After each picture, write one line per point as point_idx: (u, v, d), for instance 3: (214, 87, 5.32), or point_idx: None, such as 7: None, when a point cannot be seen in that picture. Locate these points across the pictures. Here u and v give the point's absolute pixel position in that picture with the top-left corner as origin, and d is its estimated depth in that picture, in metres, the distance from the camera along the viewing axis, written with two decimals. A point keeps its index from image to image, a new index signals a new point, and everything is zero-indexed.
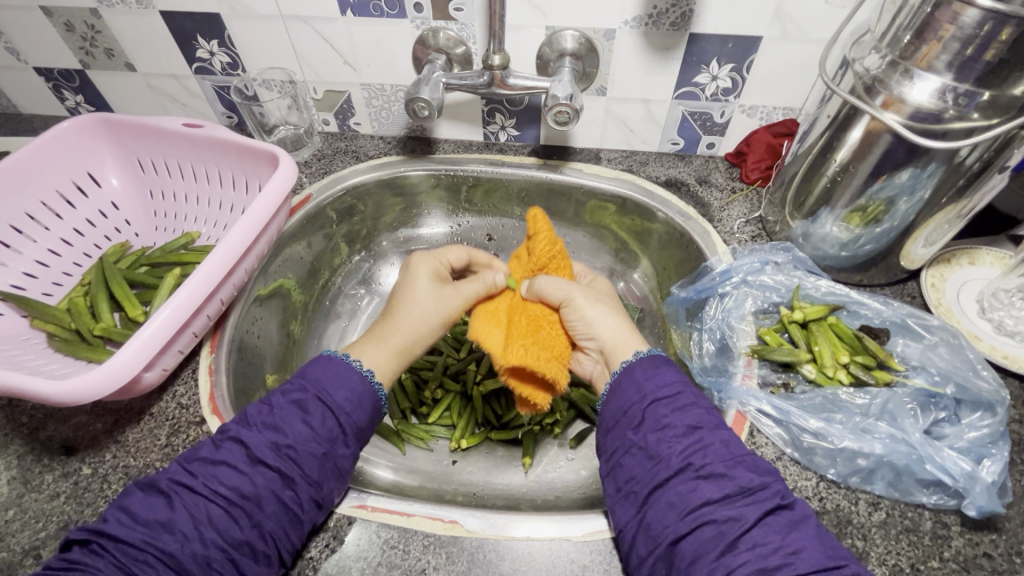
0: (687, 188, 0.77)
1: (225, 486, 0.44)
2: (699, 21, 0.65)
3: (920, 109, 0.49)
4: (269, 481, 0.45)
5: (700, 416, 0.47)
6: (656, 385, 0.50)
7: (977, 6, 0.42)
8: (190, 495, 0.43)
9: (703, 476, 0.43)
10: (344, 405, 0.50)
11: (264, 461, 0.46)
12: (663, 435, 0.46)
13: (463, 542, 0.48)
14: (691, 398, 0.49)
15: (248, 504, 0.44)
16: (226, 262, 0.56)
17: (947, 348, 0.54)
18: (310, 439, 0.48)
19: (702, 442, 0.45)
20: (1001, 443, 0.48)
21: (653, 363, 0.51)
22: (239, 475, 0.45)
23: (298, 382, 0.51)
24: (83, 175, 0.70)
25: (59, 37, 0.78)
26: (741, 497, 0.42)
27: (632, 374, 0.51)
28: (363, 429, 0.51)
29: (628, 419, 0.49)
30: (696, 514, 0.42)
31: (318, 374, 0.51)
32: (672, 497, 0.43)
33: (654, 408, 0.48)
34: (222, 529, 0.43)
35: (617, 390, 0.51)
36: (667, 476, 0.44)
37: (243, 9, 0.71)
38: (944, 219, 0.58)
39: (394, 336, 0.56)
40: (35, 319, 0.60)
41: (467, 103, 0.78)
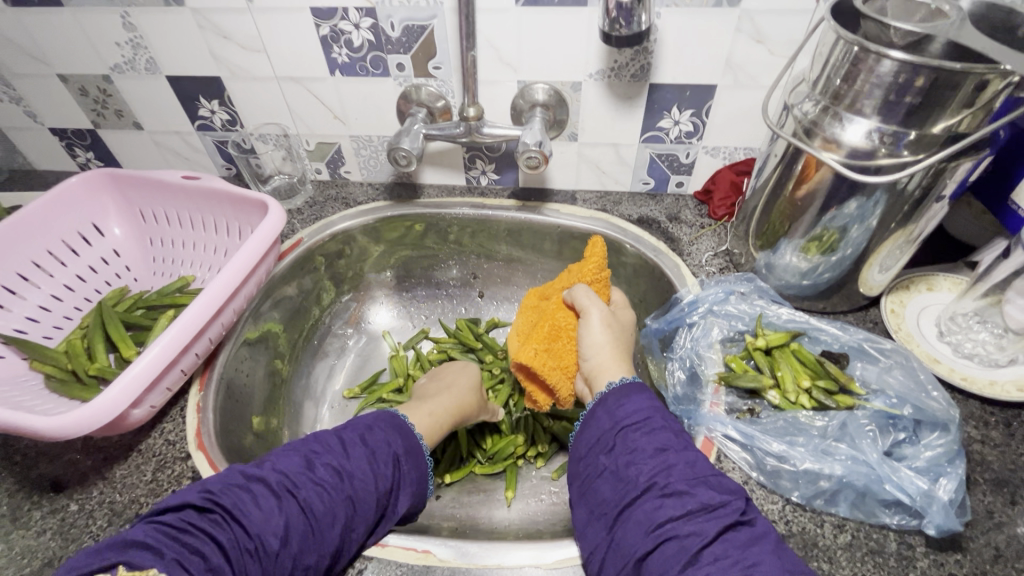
0: (658, 225, 0.81)
1: (305, 505, 0.46)
2: (656, 72, 0.70)
3: (855, 148, 0.53)
4: (343, 511, 0.47)
5: (667, 439, 0.48)
6: (626, 412, 0.51)
7: (890, 57, 0.47)
8: (274, 500, 0.46)
9: (668, 494, 0.45)
10: (415, 469, 0.54)
11: (348, 491, 0.48)
12: (632, 458, 0.48)
13: (435, 571, 0.49)
14: (658, 422, 0.50)
15: (318, 524, 0.46)
16: (214, 303, 0.60)
17: (902, 370, 0.56)
18: (383, 490, 0.51)
19: (667, 464, 0.46)
20: (957, 461, 0.49)
21: (624, 391, 0.53)
22: (326, 501, 0.47)
23: (394, 432, 0.54)
24: (88, 225, 0.75)
25: (74, 101, 0.85)
26: (702, 513, 0.43)
27: (606, 404, 0.53)
28: (417, 487, 0.54)
29: (600, 445, 0.50)
30: (662, 530, 0.43)
31: (407, 431, 0.56)
32: (640, 515, 0.44)
33: (623, 434, 0.50)
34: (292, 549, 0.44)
35: (592, 420, 0.53)
36: (635, 496, 0.46)
37: (241, 72, 0.78)
38: (895, 245, 0.61)
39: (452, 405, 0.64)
40: (33, 361, 0.63)
41: (448, 151, 0.84)
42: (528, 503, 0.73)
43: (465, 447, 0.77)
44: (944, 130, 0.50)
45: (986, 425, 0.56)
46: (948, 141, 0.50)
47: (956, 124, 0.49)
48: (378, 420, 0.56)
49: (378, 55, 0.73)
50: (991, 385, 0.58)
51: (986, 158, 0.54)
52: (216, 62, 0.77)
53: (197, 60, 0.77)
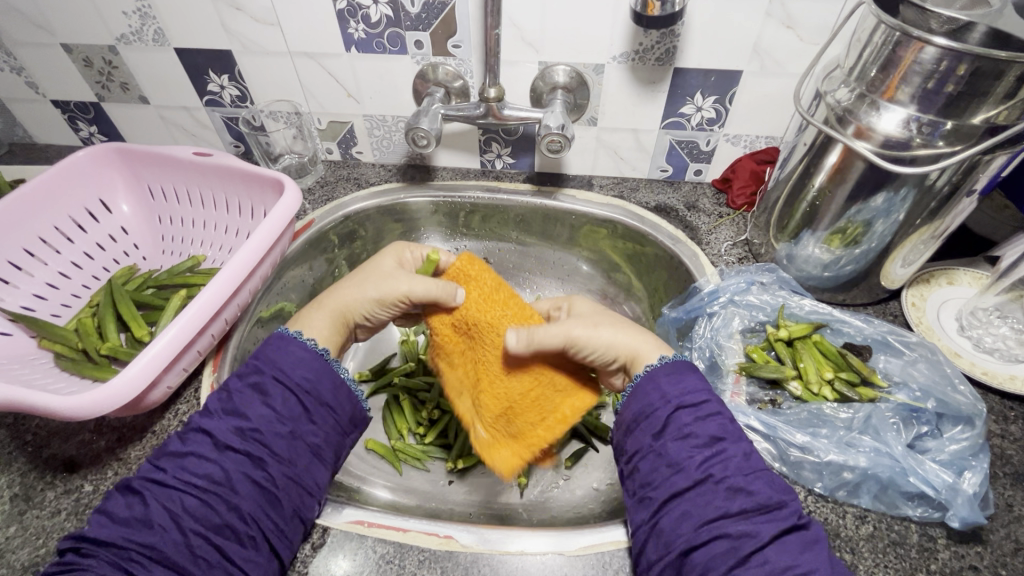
0: (676, 213, 0.80)
1: (195, 475, 0.46)
2: (682, 56, 0.69)
3: (889, 137, 0.52)
4: (238, 463, 0.47)
5: (722, 427, 0.46)
6: (681, 390, 0.49)
7: (933, 44, 0.46)
8: (162, 488, 0.45)
9: (722, 488, 0.43)
10: (303, 382, 0.52)
11: (231, 446, 0.48)
12: (684, 444, 0.46)
13: (458, 556, 0.49)
14: (715, 408, 0.48)
15: (217, 488, 0.46)
16: (231, 284, 0.58)
17: (926, 363, 0.56)
18: (273, 419, 0.50)
19: (723, 454, 0.45)
20: (981, 455, 0.50)
21: (676, 369, 0.50)
22: (207, 463, 0.47)
23: (253, 363, 0.53)
24: (94, 201, 0.73)
25: (77, 73, 0.83)
26: (758, 513, 0.42)
27: (655, 379, 0.50)
28: (329, 405, 0.53)
29: (648, 424, 0.48)
30: (712, 526, 0.42)
31: (273, 355, 0.53)
32: (689, 507, 0.43)
33: (677, 414, 0.47)
34: (199, 517, 0.44)
35: (638, 396, 0.50)
36: (684, 486, 0.44)
37: (253, 46, 0.76)
38: (920, 241, 0.61)
39: (335, 311, 0.60)
40: (44, 339, 0.62)
41: (464, 133, 0.82)
42: (541, 491, 0.72)
43: None
44: (983, 121, 0.49)
45: (1006, 419, 0.56)
46: (986, 132, 0.49)
47: (996, 116, 0.48)
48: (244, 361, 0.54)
49: (396, 32, 0.71)
50: (1011, 379, 0.58)
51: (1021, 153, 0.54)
52: (227, 35, 0.75)
53: (207, 32, 0.75)
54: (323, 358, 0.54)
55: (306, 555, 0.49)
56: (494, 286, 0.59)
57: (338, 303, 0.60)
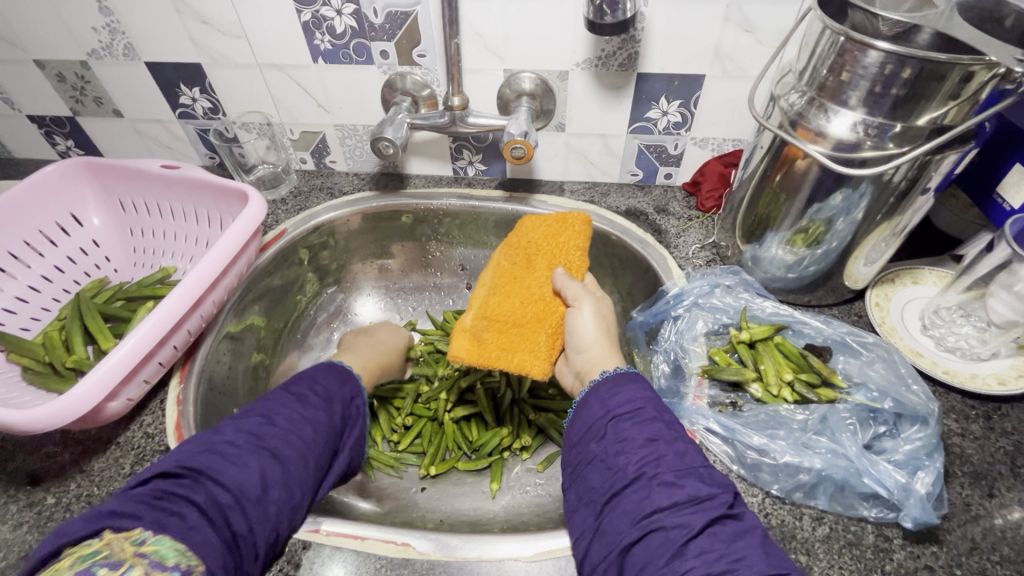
0: (645, 217, 0.80)
1: (263, 441, 0.48)
2: (644, 62, 0.70)
3: (840, 140, 0.53)
4: (297, 441, 0.50)
5: (657, 429, 0.47)
6: (620, 400, 0.49)
7: (875, 48, 0.47)
8: (235, 447, 0.46)
9: (658, 484, 0.43)
10: (339, 390, 0.58)
11: (289, 426, 0.50)
12: (622, 447, 0.46)
13: (415, 564, 0.50)
14: (650, 413, 0.48)
15: (284, 458, 0.48)
16: (193, 295, 0.59)
17: (883, 363, 0.56)
18: (318, 413, 0.53)
19: (657, 454, 0.45)
20: (936, 454, 0.50)
21: (618, 380, 0.51)
22: (271, 435, 0.49)
23: (299, 368, 0.57)
24: (65, 215, 0.74)
25: (51, 88, 0.83)
26: (689, 506, 0.42)
27: (599, 393, 0.51)
28: (352, 414, 0.58)
29: (591, 434, 0.49)
30: (648, 521, 0.42)
31: (313, 365, 0.59)
32: (627, 505, 0.43)
33: (615, 422, 0.48)
34: (269, 478, 0.46)
35: (585, 407, 0.51)
36: (623, 485, 0.44)
37: (222, 59, 0.76)
38: (880, 238, 0.61)
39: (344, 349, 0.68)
40: (11, 353, 0.62)
41: (434, 141, 0.83)
42: (513, 497, 0.72)
43: (451, 439, 0.78)
44: (929, 122, 0.49)
45: (967, 417, 0.56)
46: (934, 133, 0.50)
47: (942, 117, 0.49)
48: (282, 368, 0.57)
49: (361, 42, 0.72)
50: (972, 378, 0.59)
51: (972, 153, 0.54)
52: (196, 48, 0.75)
53: (176, 46, 0.75)
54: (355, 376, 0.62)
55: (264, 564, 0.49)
56: (578, 260, 0.66)
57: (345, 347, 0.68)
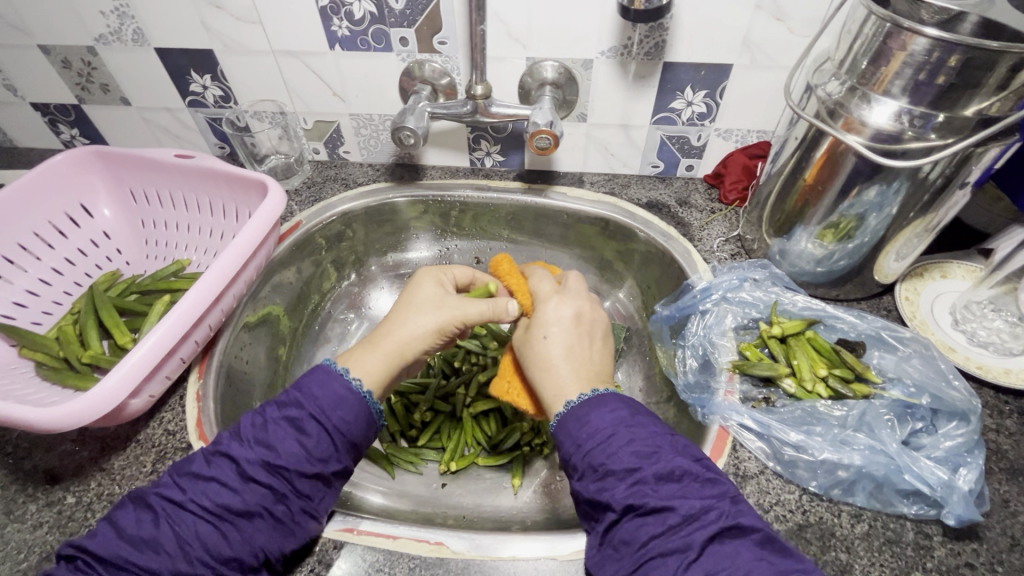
0: (667, 210, 0.79)
1: (215, 503, 0.45)
2: (671, 50, 0.68)
3: (880, 130, 0.52)
4: (260, 497, 0.46)
5: (636, 454, 0.44)
6: (586, 432, 0.46)
7: (924, 35, 0.45)
8: (178, 511, 0.44)
9: (646, 512, 0.42)
10: (340, 424, 0.49)
11: (255, 480, 0.46)
12: (605, 481, 0.44)
13: (449, 563, 0.49)
14: (625, 437, 0.45)
15: (237, 521, 0.45)
16: (215, 289, 0.57)
17: (921, 359, 0.56)
18: (303, 459, 0.47)
19: (639, 485, 0.43)
20: (976, 451, 0.49)
21: (584, 408, 0.48)
22: (228, 492, 0.45)
23: (294, 396, 0.50)
24: (75, 206, 0.72)
25: (56, 74, 0.81)
26: (686, 526, 0.41)
27: (565, 427, 0.48)
28: (358, 445, 0.51)
29: (570, 469, 0.47)
30: (646, 549, 0.41)
31: (313, 390, 0.50)
32: (624, 535, 0.42)
33: (589, 456, 0.45)
34: (210, 545, 0.43)
35: (558, 444, 0.48)
36: (615, 517, 0.43)
37: (235, 45, 0.74)
38: (913, 234, 0.60)
39: (393, 355, 0.53)
40: (24, 348, 0.60)
41: (452, 131, 0.81)
42: (535, 493, 0.71)
43: (470, 434, 0.76)
44: (976, 113, 0.48)
45: (1001, 414, 0.56)
46: (979, 124, 0.49)
47: (988, 108, 0.48)
48: (288, 396, 0.50)
49: (380, 28, 0.70)
50: (1006, 373, 0.58)
51: (1014, 145, 0.53)
52: (208, 34, 0.73)
53: (188, 31, 0.73)
54: (363, 399, 0.51)
55: (298, 565, 0.48)
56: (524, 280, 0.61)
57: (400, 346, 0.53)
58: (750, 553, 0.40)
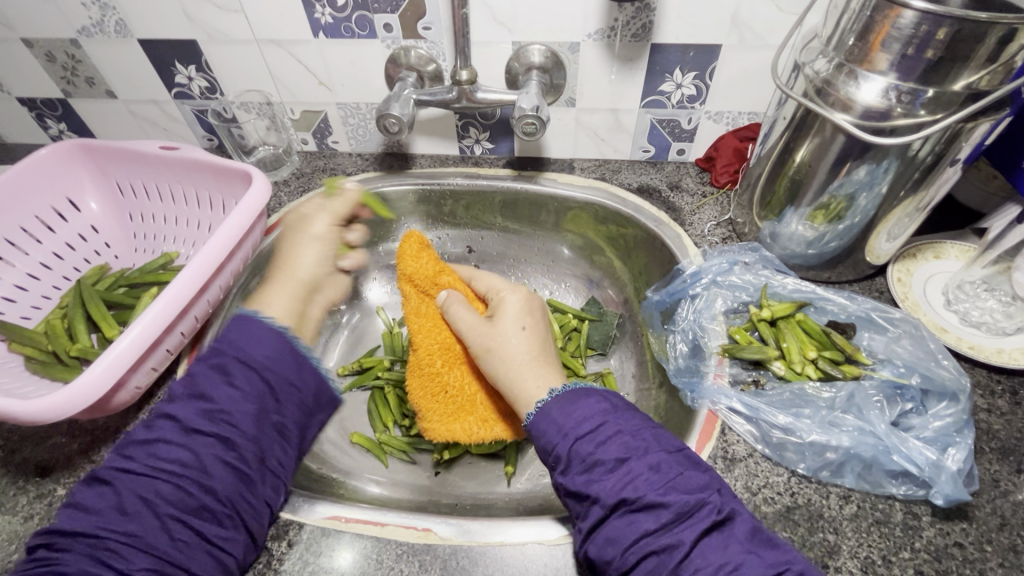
0: (658, 194, 0.78)
1: (166, 460, 0.44)
2: (659, 31, 0.67)
3: (869, 108, 0.51)
4: (210, 446, 0.46)
5: (625, 446, 0.45)
6: (575, 420, 0.47)
7: (911, 8, 0.44)
8: (131, 477, 0.44)
9: (636, 508, 0.42)
10: (265, 359, 0.50)
11: (200, 430, 0.46)
12: (591, 475, 0.44)
13: (436, 549, 0.49)
14: (613, 428, 0.46)
15: (193, 472, 0.44)
16: (199, 280, 0.57)
17: (910, 339, 0.55)
18: (242, 400, 0.48)
19: (630, 475, 0.43)
20: (966, 431, 0.49)
21: (570, 397, 0.49)
22: (177, 448, 0.45)
23: (215, 345, 0.51)
24: (62, 200, 0.72)
25: (41, 69, 0.80)
26: (678, 522, 0.41)
27: (549, 414, 0.48)
28: (295, 381, 0.52)
29: (557, 463, 0.47)
30: (639, 545, 0.41)
31: (234, 334, 0.51)
32: (610, 533, 0.42)
33: (577, 447, 0.46)
34: (173, 501, 0.43)
35: (539, 435, 0.48)
36: (602, 515, 0.43)
37: (218, 35, 0.73)
38: (904, 214, 0.59)
39: (287, 283, 0.58)
40: (12, 342, 0.60)
41: (440, 118, 0.80)
42: (527, 480, 0.72)
43: None
44: (964, 88, 0.47)
45: (993, 393, 0.55)
46: (967, 99, 0.48)
47: (977, 82, 0.47)
48: (214, 349, 0.51)
49: (363, 15, 0.69)
50: (998, 353, 0.57)
51: (1005, 120, 0.52)
52: (191, 24, 0.72)
53: (170, 22, 0.72)
54: (283, 335, 0.53)
55: (283, 552, 0.48)
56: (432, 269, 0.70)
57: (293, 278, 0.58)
58: (740, 547, 0.40)
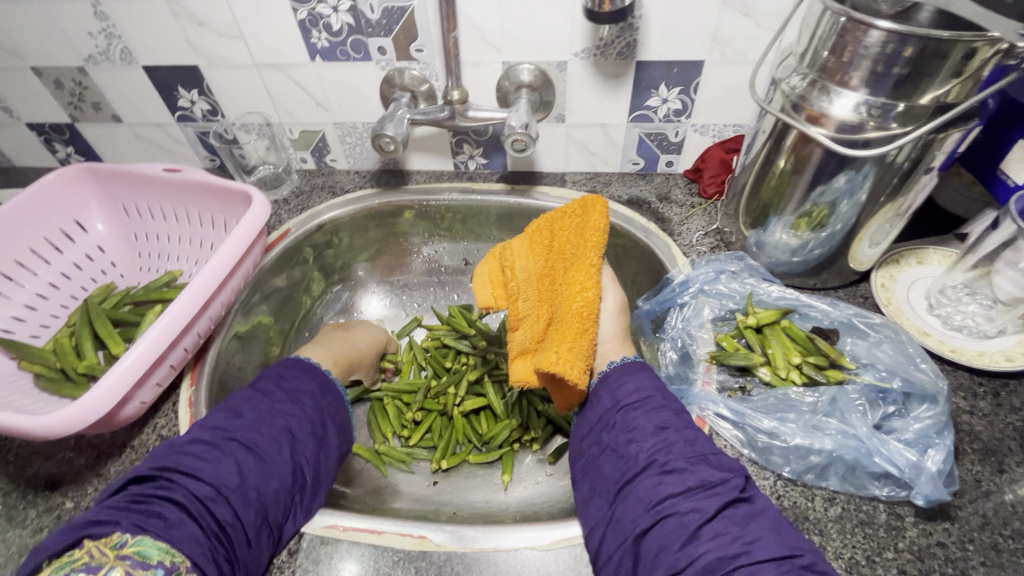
0: (648, 206, 0.80)
1: (253, 442, 0.52)
2: (643, 50, 0.69)
3: (843, 122, 0.53)
4: (281, 448, 0.54)
5: (667, 417, 0.50)
6: (629, 392, 0.53)
7: (877, 27, 0.46)
8: (230, 444, 0.51)
9: (667, 471, 0.46)
10: (325, 400, 0.61)
11: (277, 431, 0.54)
12: (633, 437, 0.49)
13: (432, 556, 0.50)
14: (660, 402, 0.51)
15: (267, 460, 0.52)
16: (200, 297, 0.59)
17: (891, 344, 0.57)
18: (306, 423, 0.57)
19: (667, 441, 0.48)
20: (946, 432, 0.50)
21: (628, 369, 0.55)
22: (258, 437, 0.53)
23: (292, 376, 0.61)
24: (70, 222, 0.74)
25: (49, 95, 0.83)
26: (701, 490, 0.44)
27: (608, 384, 0.55)
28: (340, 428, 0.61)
29: (603, 424, 0.52)
30: (662, 507, 0.44)
31: (298, 373, 0.62)
32: (640, 492, 0.46)
33: (623, 413, 0.51)
34: (250, 479, 0.50)
35: (596, 398, 0.55)
36: (635, 473, 0.47)
37: (219, 60, 0.76)
38: (884, 219, 0.61)
39: (333, 344, 0.71)
40: (23, 361, 0.62)
41: (434, 135, 0.83)
42: (524, 489, 0.72)
43: (461, 432, 0.78)
44: (932, 101, 0.49)
45: (975, 395, 0.57)
46: (936, 111, 0.50)
47: (944, 95, 0.49)
48: (274, 377, 0.60)
49: (358, 39, 0.71)
50: (980, 356, 0.59)
51: (975, 130, 0.54)
52: (193, 50, 0.75)
53: (173, 49, 0.75)
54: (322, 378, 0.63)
55: (284, 561, 0.50)
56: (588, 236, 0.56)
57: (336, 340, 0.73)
58: (761, 525, 0.42)
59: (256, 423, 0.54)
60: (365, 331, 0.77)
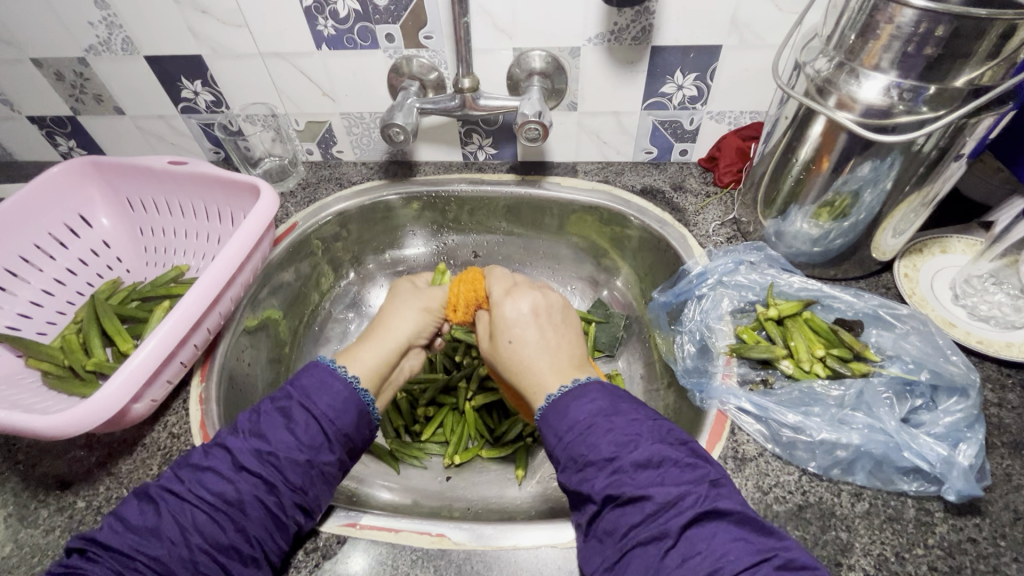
0: (662, 196, 0.79)
1: (210, 492, 0.45)
2: (659, 34, 0.67)
3: (870, 106, 0.51)
4: (253, 486, 0.46)
5: (615, 444, 0.44)
6: (569, 423, 0.46)
7: (911, 6, 0.44)
8: (176, 499, 0.45)
9: (625, 502, 0.42)
10: (329, 411, 0.50)
11: (247, 468, 0.47)
12: (585, 474, 0.44)
13: (451, 554, 0.49)
14: (604, 427, 0.45)
15: (232, 510, 0.45)
16: (210, 293, 0.57)
17: (918, 335, 0.55)
18: (293, 447, 0.48)
19: (618, 473, 0.43)
20: (977, 426, 0.49)
21: (564, 400, 0.47)
22: (223, 482, 0.46)
23: (285, 390, 0.52)
24: (74, 217, 0.73)
25: (50, 87, 0.82)
26: (666, 511, 0.40)
27: (548, 420, 0.48)
28: (348, 435, 0.51)
29: (555, 459, 0.47)
30: (626, 539, 0.41)
31: (306, 383, 0.52)
32: (606, 526, 0.42)
33: (576, 443, 0.45)
34: (207, 534, 0.44)
35: (544, 430, 0.48)
36: (597, 508, 0.43)
37: (223, 50, 0.74)
38: (909, 209, 0.59)
39: (384, 346, 0.57)
40: (30, 358, 0.61)
41: (443, 125, 0.81)
42: (539, 484, 0.72)
43: (474, 427, 0.77)
44: (966, 83, 0.47)
45: (1003, 387, 0.55)
46: (969, 95, 0.48)
47: (979, 77, 0.47)
48: (268, 397, 0.52)
49: (366, 26, 0.69)
50: (1008, 347, 0.57)
51: (1008, 114, 0.52)
52: (196, 39, 0.73)
53: (176, 38, 0.73)
54: (353, 387, 0.52)
55: (300, 560, 0.49)
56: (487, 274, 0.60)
57: (387, 337, 0.58)
58: (727, 535, 0.39)
59: (215, 471, 0.46)
60: (403, 322, 0.60)
